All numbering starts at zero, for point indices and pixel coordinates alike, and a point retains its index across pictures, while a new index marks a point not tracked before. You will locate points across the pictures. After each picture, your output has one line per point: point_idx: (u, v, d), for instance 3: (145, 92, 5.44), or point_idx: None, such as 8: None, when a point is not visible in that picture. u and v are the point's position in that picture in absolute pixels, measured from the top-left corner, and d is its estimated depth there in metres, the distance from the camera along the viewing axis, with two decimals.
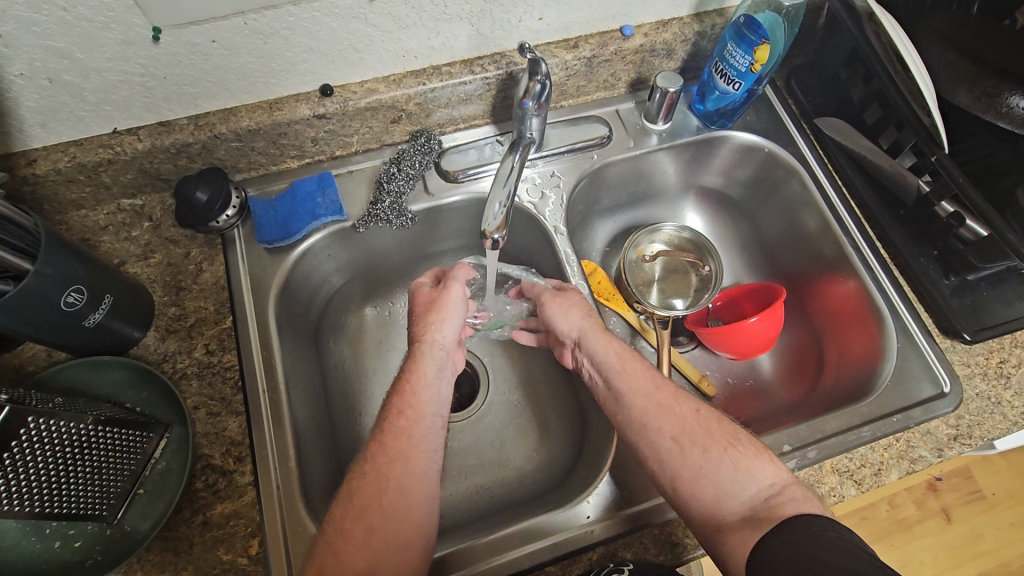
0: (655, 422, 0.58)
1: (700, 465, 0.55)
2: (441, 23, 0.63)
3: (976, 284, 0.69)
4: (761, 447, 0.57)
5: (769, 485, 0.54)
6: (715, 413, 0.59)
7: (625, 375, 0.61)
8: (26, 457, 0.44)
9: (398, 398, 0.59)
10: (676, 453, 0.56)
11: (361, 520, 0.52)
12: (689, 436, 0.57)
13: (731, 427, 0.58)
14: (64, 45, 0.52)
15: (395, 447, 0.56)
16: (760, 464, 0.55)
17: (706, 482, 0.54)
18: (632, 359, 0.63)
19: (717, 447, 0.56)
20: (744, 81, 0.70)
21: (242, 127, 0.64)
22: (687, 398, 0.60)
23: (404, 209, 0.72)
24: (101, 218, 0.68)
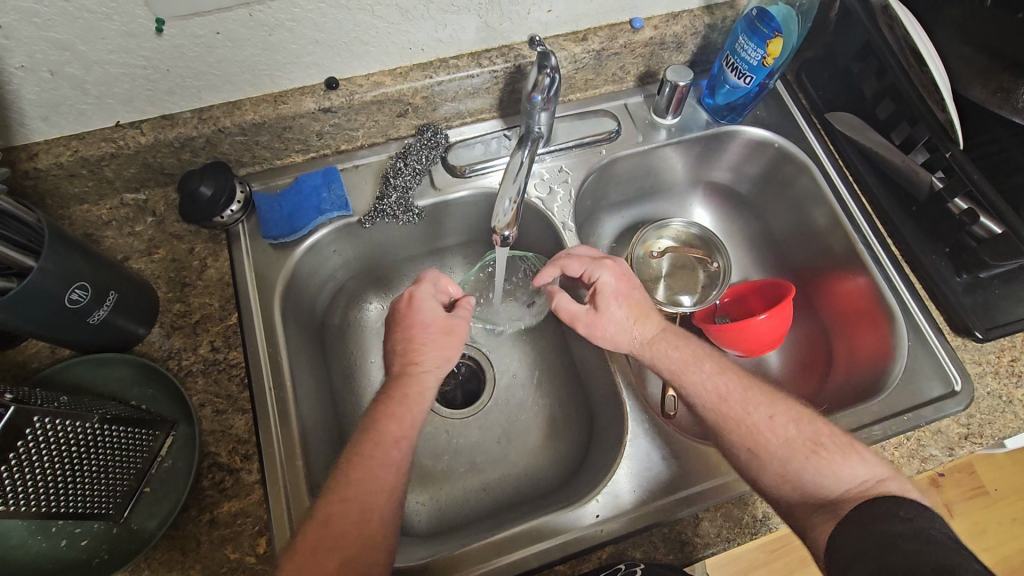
0: (728, 433, 0.57)
1: (782, 471, 0.54)
2: (449, 16, 0.62)
3: (988, 282, 0.68)
4: (850, 446, 0.54)
5: (862, 481, 0.52)
6: (793, 415, 0.57)
7: (694, 390, 0.60)
8: (32, 458, 0.44)
9: (394, 425, 0.57)
10: (753, 461, 0.56)
11: (336, 550, 0.50)
12: (765, 446, 0.55)
13: (812, 429, 0.56)
14: (66, 37, 0.51)
15: (380, 471, 0.54)
16: (849, 465, 0.53)
17: (791, 486, 0.54)
18: (691, 369, 0.61)
19: (802, 454, 0.54)
20: (755, 75, 0.69)
21: (246, 121, 0.63)
22: (760, 404, 0.58)
23: (410, 205, 0.71)
24: (103, 213, 0.67)
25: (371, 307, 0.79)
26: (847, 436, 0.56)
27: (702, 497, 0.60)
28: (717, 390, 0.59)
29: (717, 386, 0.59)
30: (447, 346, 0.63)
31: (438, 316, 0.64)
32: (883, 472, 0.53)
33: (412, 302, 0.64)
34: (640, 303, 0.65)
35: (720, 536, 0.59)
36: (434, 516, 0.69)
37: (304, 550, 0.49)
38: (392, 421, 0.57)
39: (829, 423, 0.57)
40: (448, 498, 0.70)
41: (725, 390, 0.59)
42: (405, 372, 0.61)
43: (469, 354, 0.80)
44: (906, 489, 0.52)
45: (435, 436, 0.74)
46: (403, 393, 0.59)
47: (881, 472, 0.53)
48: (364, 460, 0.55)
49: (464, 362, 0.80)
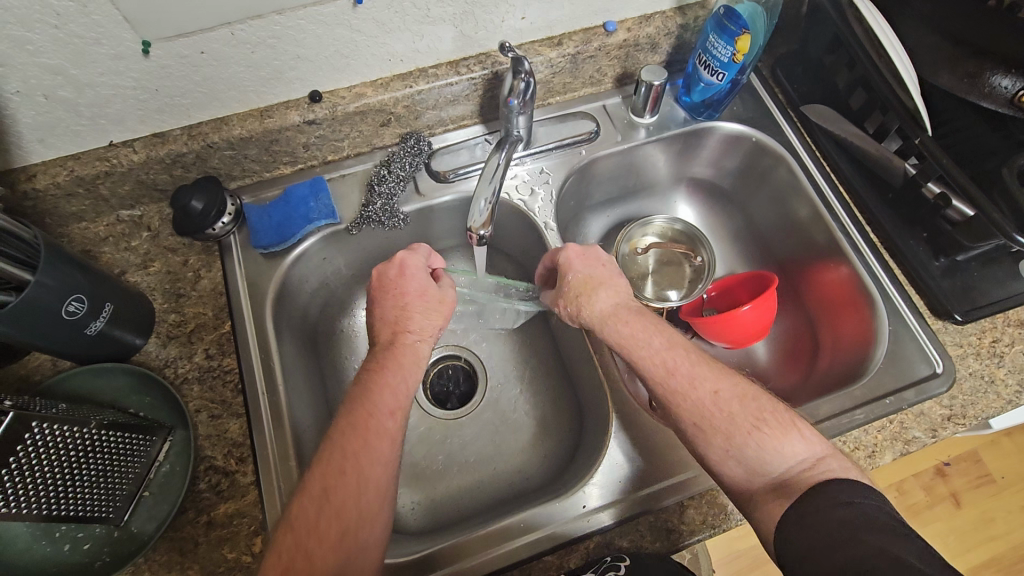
0: (675, 407, 0.58)
1: (726, 447, 0.55)
2: (424, 26, 0.64)
3: (966, 265, 0.69)
4: (789, 422, 0.55)
5: (801, 460, 0.53)
6: (738, 392, 0.57)
7: (644, 362, 0.60)
8: (33, 461, 0.46)
9: (388, 396, 0.57)
10: (700, 435, 0.56)
11: (339, 520, 0.51)
12: (710, 420, 0.56)
13: (756, 406, 0.56)
14: (58, 62, 0.53)
15: (380, 448, 0.55)
16: (789, 442, 0.54)
17: (734, 462, 0.54)
18: (640, 342, 0.61)
19: (743, 430, 0.55)
20: (727, 72, 0.71)
21: (234, 136, 0.66)
22: (706, 377, 0.58)
23: (395, 210, 0.73)
24: (101, 230, 0.69)
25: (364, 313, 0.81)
26: (790, 413, 0.57)
27: (687, 485, 0.61)
28: (665, 363, 0.59)
29: (665, 359, 0.59)
30: (439, 313, 0.64)
31: (432, 286, 0.65)
32: (822, 450, 0.54)
33: (404, 270, 0.65)
34: (604, 271, 0.66)
35: (706, 522, 0.60)
36: (428, 514, 0.70)
37: (301, 528, 0.50)
38: (388, 392, 0.57)
39: (774, 401, 0.57)
40: (442, 495, 0.72)
41: (671, 363, 0.59)
42: (395, 338, 0.62)
43: (462, 355, 0.82)
44: (847, 466, 0.52)
45: (429, 437, 0.76)
46: (397, 359, 0.60)
47: (819, 450, 0.54)
48: (364, 434, 0.55)
49: (456, 363, 0.82)
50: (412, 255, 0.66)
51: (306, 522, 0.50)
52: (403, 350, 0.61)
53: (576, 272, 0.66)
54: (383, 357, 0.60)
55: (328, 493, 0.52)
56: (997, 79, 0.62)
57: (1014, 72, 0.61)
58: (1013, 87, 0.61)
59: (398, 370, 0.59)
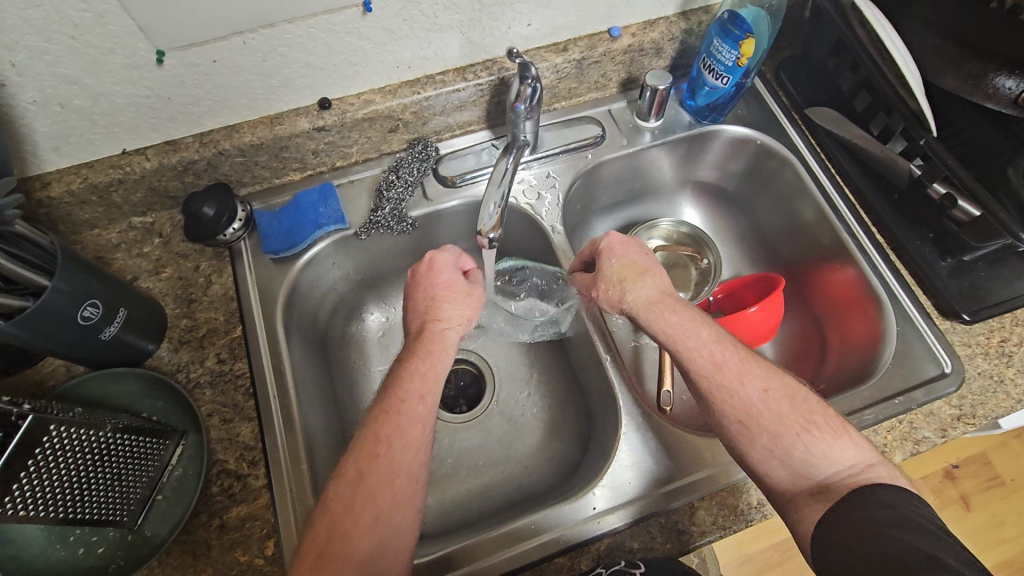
0: (721, 404, 0.57)
1: (772, 446, 0.55)
2: (432, 34, 0.65)
3: (973, 264, 0.69)
4: (841, 428, 0.55)
5: (849, 466, 0.52)
6: (789, 392, 0.57)
7: (689, 351, 0.60)
8: (50, 463, 0.46)
9: (418, 381, 0.58)
10: (743, 432, 0.56)
11: (369, 503, 0.52)
12: (758, 420, 0.55)
13: (806, 407, 0.56)
14: (74, 72, 0.54)
15: (410, 432, 0.55)
16: (840, 447, 0.53)
17: (779, 463, 0.54)
18: (688, 331, 0.61)
19: (791, 433, 0.54)
20: (732, 76, 0.71)
21: (245, 143, 0.67)
22: (758, 377, 0.57)
23: (404, 215, 0.74)
24: (113, 236, 0.70)
25: (373, 317, 0.82)
26: (840, 419, 0.56)
27: (697, 487, 0.61)
28: (713, 357, 0.59)
29: (713, 351, 0.59)
30: (467, 305, 0.65)
31: (460, 280, 0.66)
32: (872, 457, 0.53)
33: (434, 266, 0.66)
34: (645, 258, 0.67)
35: (716, 524, 0.60)
36: (438, 517, 0.70)
37: (336, 510, 0.51)
38: (417, 377, 0.58)
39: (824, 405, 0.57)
40: (452, 498, 0.72)
41: (719, 357, 0.59)
42: (426, 329, 0.63)
43: (469, 358, 0.82)
44: (867, 459, 0.53)
45: (438, 441, 0.76)
46: (427, 349, 0.61)
47: (869, 457, 0.53)
48: (394, 420, 0.56)
49: (464, 367, 0.83)
50: (442, 254, 0.67)
51: (328, 519, 0.52)
52: (430, 337, 0.62)
53: (617, 258, 0.67)
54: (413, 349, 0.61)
55: (345, 485, 0.53)
56: (1001, 79, 0.62)
57: (1018, 72, 0.61)
58: (1018, 87, 0.62)
59: (427, 353, 0.60)
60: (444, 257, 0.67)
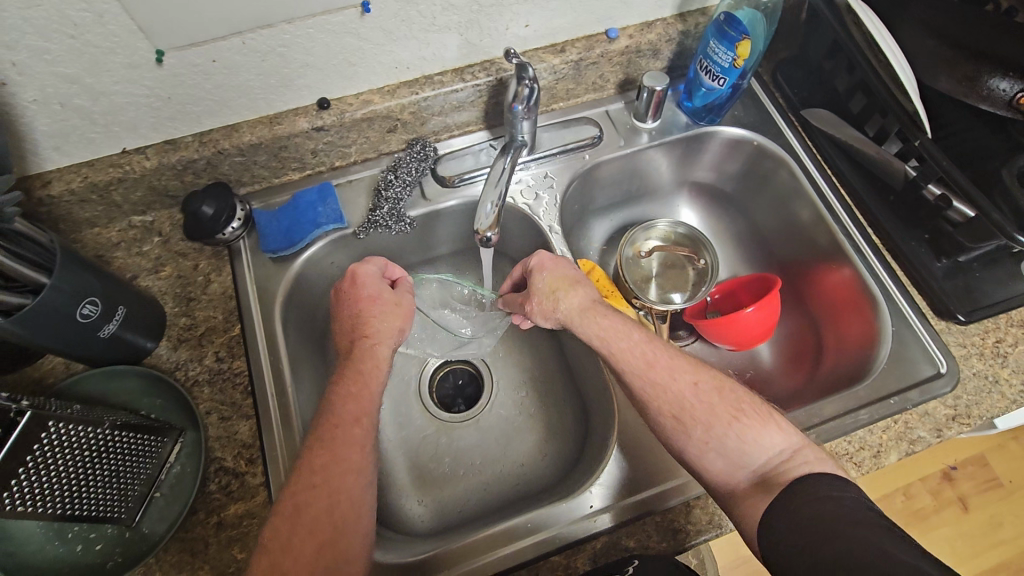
0: (654, 402, 0.59)
1: (705, 440, 0.56)
2: (431, 35, 0.65)
3: (969, 265, 0.70)
4: (767, 413, 0.57)
5: (780, 452, 0.54)
6: (716, 384, 0.59)
7: (622, 353, 0.61)
8: (49, 460, 0.47)
9: (352, 404, 0.58)
10: (679, 428, 0.57)
11: (315, 532, 0.52)
12: (690, 412, 0.57)
13: (734, 396, 0.58)
14: (74, 71, 0.55)
15: (351, 459, 0.55)
16: (767, 433, 0.56)
17: (714, 454, 0.56)
18: (621, 333, 0.62)
19: (722, 422, 0.56)
20: (728, 77, 0.72)
21: (244, 143, 0.67)
22: (686, 370, 0.59)
23: (402, 215, 0.74)
24: (113, 235, 0.71)
25: None
26: (767, 406, 0.59)
27: (693, 486, 0.61)
28: (645, 355, 0.60)
29: (645, 351, 0.61)
30: (395, 318, 0.66)
31: (387, 290, 0.67)
32: (799, 440, 0.55)
33: (355, 281, 0.66)
34: (575, 270, 0.67)
35: (711, 522, 0.61)
36: (436, 516, 0.71)
37: (274, 549, 0.50)
38: (349, 401, 0.58)
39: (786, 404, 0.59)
40: (448, 497, 0.72)
41: (650, 356, 0.60)
42: (355, 346, 0.63)
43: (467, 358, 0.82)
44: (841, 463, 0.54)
45: (436, 440, 0.76)
46: (356, 367, 0.61)
47: (796, 440, 0.55)
48: (331, 446, 0.55)
49: (462, 367, 0.83)
50: (365, 267, 0.67)
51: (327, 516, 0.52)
52: (358, 353, 0.62)
53: (546, 270, 0.67)
54: (344, 364, 0.62)
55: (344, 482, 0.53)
56: (995, 82, 0.63)
57: (1012, 74, 0.62)
58: (1012, 89, 0.62)
59: (355, 369, 0.61)
60: (365, 271, 0.67)
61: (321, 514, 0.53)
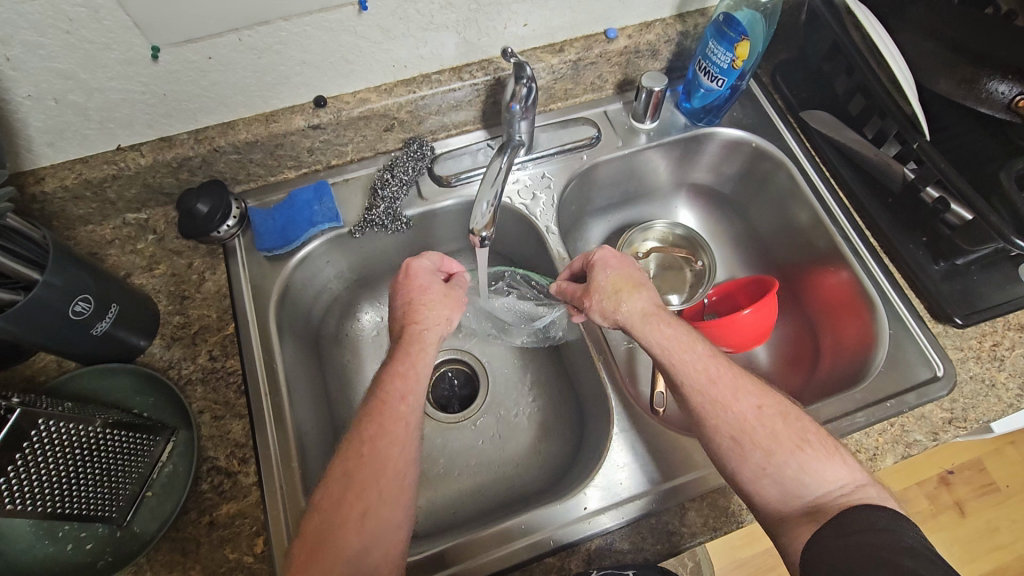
0: (712, 419, 0.57)
1: (764, 463, 0.55)
2: (428, 33, 0.65)
3: (966, 268, 0.69)
4: (834, 446, 0.56)
5: (842, 485, 0.54)
6: (780, 409, 0.58)
7: (683, 363, 0.60)
8: (39, 458, 0.46)
9: (399, 380, 0.58)
10: (736, 449, 0.56)
11: (360, 499, 0.53)
12: (750, 433, 0.56)
13: (800, 426, 0.57)
14: (69, 67, 0.54)
15: (394, 431, 0.56)
16: (831, 465, 0.54)
17: (769, 481, 0.55)
18: (684, 342, 0.61)
19: (785, 450, 0.55)
20: (727, 78, 0.71)
21: (240, 140, 0.67)
22: (751, 391, 0.58)
23: (399, 214, 0.74)
24: (107, 232, 0.70)
25: (367, 316, 0.82)
26: (831, 438, 0.57)
27: (687, 488, 0.61)
28: (708, 370, 0.59)
29: (707, 366, 0.59)
30: (446, 306, 0.65)
31: (438, 282, 0.66)
32: (862, 478, 0.55)
33: (411, 273, 0.66)
34: (639, 274, 0.67)
35: (707, 525, 0.60)
36: (430, 516, 0.70)
37: (325, 509, 0.52)
38: (397, 377, 0.58)
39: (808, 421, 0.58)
40: (442, 499, 0.72)
41: (714, 371, 0.59)
42: (406, 332, 0.62)
43: (462, 358, 0.82)
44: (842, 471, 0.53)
45: (430, 440, 0.76)
46: (406, 351, 0.60)
47: (860, 477, 0.55)
48: (378, 421, 0.56)
49: (457, 367, 0.83)
50: (419, 260, 0.66)
51: (320, 519, 0.52)
52: (408, 340, 0.61)
53: (606, 274, 0.66)
54: (398, 348, 0.61)
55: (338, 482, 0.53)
56: (994, 84, 0.63)
57: (1010, 78, 0.62)
58: (1011, 92, 0.62)
59: (406, 354, 0.60)
60: (419, 264, 0.66)
61: (317, 515, 0.52)
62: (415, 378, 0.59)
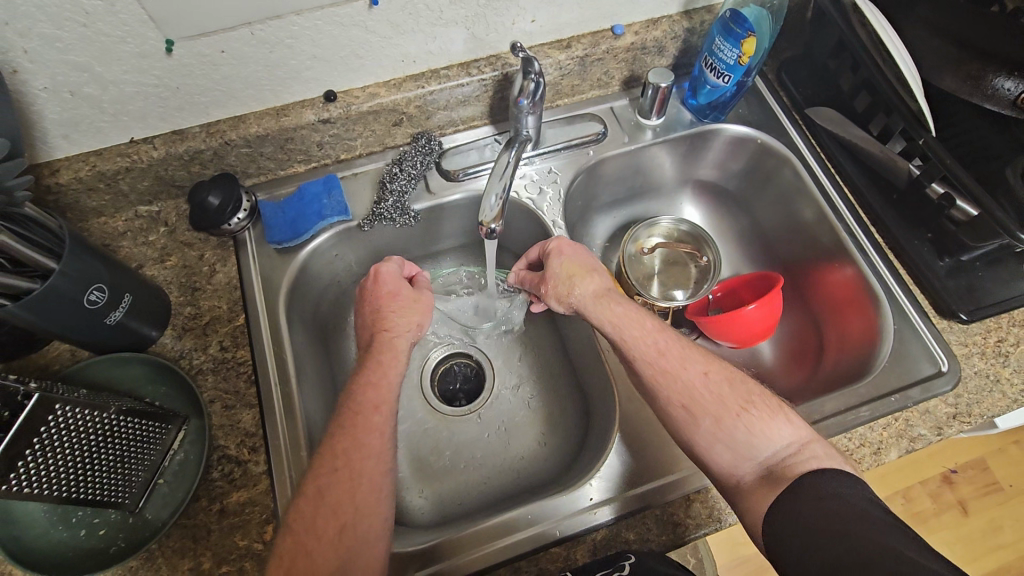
0: (664, 392, 0.59)
1: (713, 430, 0.57)
2: (437, 28, 0.66)
3: (971, 265, 0.70)
4: (777, 406, 0.58)
5: (788, 445, 0.55)
6: (726, 374, 0.60)
7: (634, 341, 0.62)
8: (56, 442, 0.47)
9: (371, 392, 0.59)
10: (690, 419, 0.58)
11: (336, 515, 0.53)
12: (700, 401, 0.58)
13: (745, 388, 0.59)
14: (85, 60, 0.55)
15: (370, 444, 0.57)
16: (775, 425, 0.56)
17: (723, 446, 0.56)
18: (634, 321, 0.63)
19: (732, 413, 0.57)
20: (733, 74, 0.72)
21: (251, 134, 0.68)
22: (697, 360, 0.61)
23: (407, 208, 0.74)
24: (119, 224, 0.71)
25: None
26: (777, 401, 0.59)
27: (692, 480, 0.62)
28: (657, 344, 0.62)
29: (656, 340, 0.62)
30: (415, 312, 0.67)
31: (405, 287, 0.68)
32: (809, 435, 0.56)
33: (378, 277, 0.67)
34: (591, 257, 0.69)
35: (711, 516, 0.61)
36: (437, 508, 0.71)
37: (299, 529, 0.52)
38: (370, 389, 0.60)
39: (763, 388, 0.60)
40: (449, 491, 0.72)
41: (663, 345, 0.61)
42: (375, 340, 0.64)
43: (469, 352, 0.83)
44: (847, 464, 0.54)
45: (436, 432, 0.77)
46: (377, 359, 0.62)
47: (806, 434, 0.56)
48: (352, 432, 0.57)
49: (463, 361, 0.83)
50: (387, 264, 0.68)
51: (329, 508, 0.53)
52: (378, 348, 0.63)
53: (561, 260, 0.68)
54: (367, 352, 0.63)
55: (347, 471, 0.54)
56: (1000, 81, 0.63)
57: (1016, 74, 0.62)
58: (1016, 89, 0.62)
59: (377, 363, 0.62)
60: (386, 268, 0.68)
61: (325, 504, 0.53)
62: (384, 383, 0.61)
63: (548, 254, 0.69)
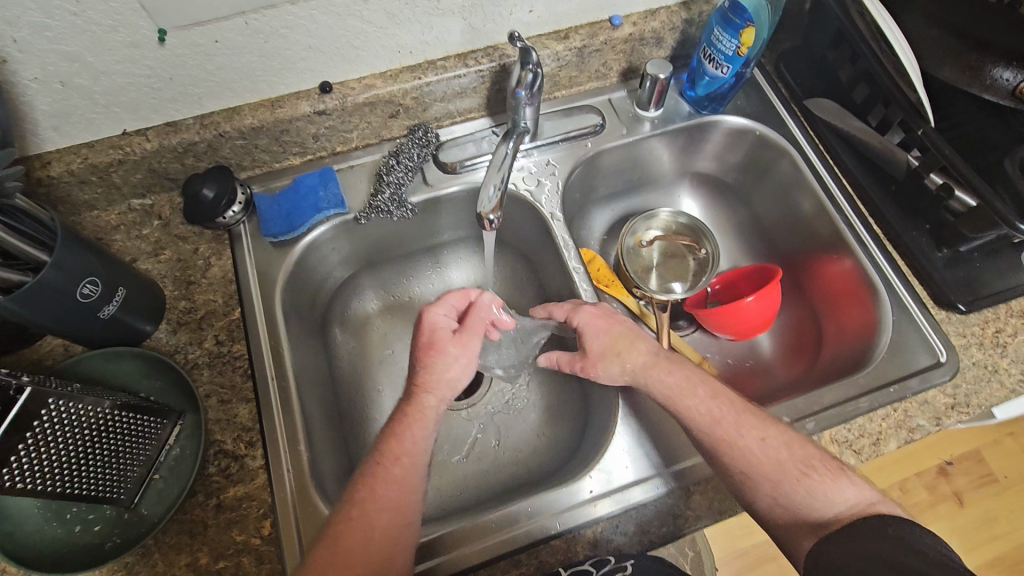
0: (722, 458, 0.58)
1: (773, 495, 0.56)
2: (434, 18, 0.65)
3: (970, 255, 0.70)
4: (838, 469, 0.57)
5: (851, 506, 0.54)
6: (785, 439, 0.58)
7: (689, 411, 0.60)
8: (47, 437, 0.47)
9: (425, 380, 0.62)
10: (746, 482, 0.57)
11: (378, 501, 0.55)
12: (760, 471, 0.56)
13: (804, 452, 0.57)
14: (75, 49, 0.54)
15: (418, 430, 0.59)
16: (838, 488, 0.55)
17: (781, 508, 0.56)
18: (687, 389, 0.61)
19: (792, 478, 0.56)
20: (732, 65, 0.71)
21: (246, 125, 0.67)
22: (754, 426, 0.58)
23: (404, 200, 0.74)
24: (112, 218, 0.70)
25: (370, 304, 0.82)
26: (836, 460, 0.58)
27: (690, 472, 0.62)
28: (710, 412, 0.60)
29: (711, 408, 0.60)
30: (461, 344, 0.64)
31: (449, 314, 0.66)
32: (872, 495, 0.55)
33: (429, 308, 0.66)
34: (626, 323, 0.66)
35: (710, 508, 0.61)
36: (434, 501, 0.70)
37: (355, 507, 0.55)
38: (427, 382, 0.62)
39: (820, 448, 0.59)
40: (447, 485, 0.72)
41: (717, 413, 0.59)
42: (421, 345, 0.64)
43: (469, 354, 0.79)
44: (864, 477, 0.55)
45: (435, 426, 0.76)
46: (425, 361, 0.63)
47: (870, 495, 0.56)
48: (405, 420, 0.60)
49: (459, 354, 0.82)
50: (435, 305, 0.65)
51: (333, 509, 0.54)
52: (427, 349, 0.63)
53: (598, 338, 0.65)
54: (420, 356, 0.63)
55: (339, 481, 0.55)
56: (998, 72, 0.63)
57: (1015, 65, 0.62)
58: (1015, 79, 0.62)
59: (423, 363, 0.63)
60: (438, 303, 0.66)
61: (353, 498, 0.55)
62: (440, 382, 0.62)
63: (581, 331, 0.66)
